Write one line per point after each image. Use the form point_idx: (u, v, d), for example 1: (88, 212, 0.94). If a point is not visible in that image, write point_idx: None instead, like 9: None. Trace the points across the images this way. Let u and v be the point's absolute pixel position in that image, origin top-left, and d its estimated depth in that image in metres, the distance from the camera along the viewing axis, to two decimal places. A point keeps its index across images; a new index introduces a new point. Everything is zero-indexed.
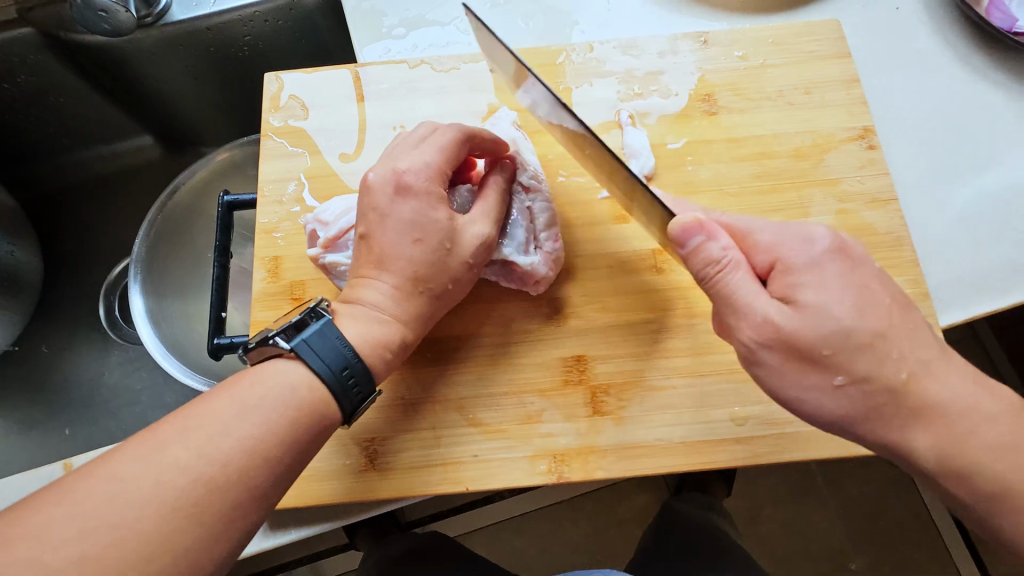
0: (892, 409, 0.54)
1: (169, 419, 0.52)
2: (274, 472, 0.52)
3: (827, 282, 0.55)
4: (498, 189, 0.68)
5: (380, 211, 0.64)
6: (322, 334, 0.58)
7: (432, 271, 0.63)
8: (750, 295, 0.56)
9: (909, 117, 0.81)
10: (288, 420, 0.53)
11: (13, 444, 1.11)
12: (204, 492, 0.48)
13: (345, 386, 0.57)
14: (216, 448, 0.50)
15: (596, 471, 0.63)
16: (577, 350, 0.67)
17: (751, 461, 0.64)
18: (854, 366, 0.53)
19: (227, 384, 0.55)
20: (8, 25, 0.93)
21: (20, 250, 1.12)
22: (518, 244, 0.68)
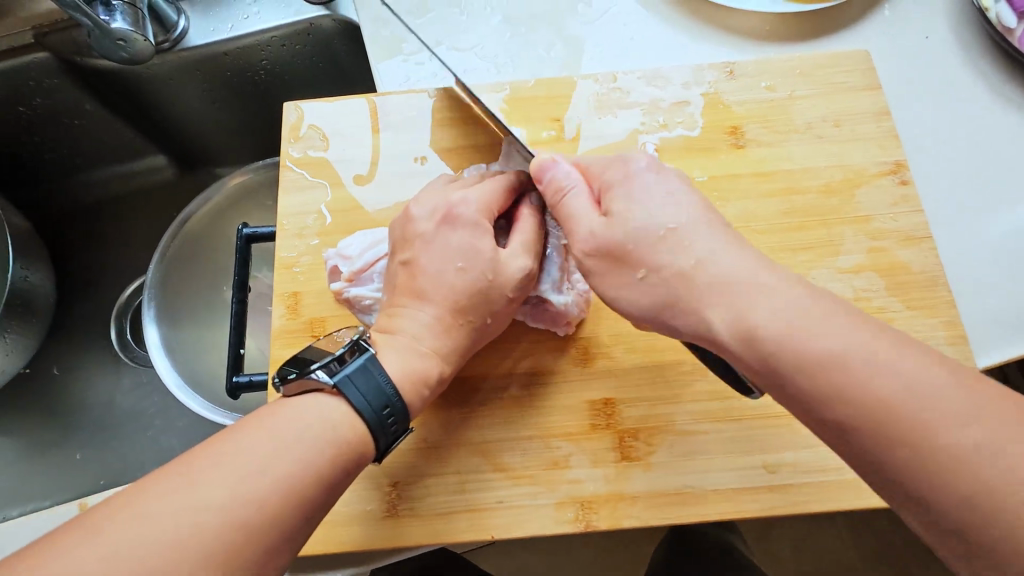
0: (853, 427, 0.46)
1: (198, 453, 0.50)
2: (307, 513, 0.51)
3: (724, 257, 0.54)
4: (534, 225, 0.67)
5: (426, 239, 0.65)
6: (365, 370, 0.57)
7: (473, 302, 0.63)
8: (639, 254, 0.56)
9: (939, 149, 0.79)
10: (325, 457, 0.52)
11: (24, 469, 1.10)
12: (236, 532, 0.46)
13: (384, 425, 0.57)
14: (254, 487, 0.48)
15: (625, 519, 0.62)
16: (604, 392, 0.66)
17: (787, 511, 0.62)
18: (712, 313, 0.52)
19: (262, 417, 0.54)
20: (24, 50, 0.93)
21: (34, 274, 1.11)
22: (552, 283, 0.67)
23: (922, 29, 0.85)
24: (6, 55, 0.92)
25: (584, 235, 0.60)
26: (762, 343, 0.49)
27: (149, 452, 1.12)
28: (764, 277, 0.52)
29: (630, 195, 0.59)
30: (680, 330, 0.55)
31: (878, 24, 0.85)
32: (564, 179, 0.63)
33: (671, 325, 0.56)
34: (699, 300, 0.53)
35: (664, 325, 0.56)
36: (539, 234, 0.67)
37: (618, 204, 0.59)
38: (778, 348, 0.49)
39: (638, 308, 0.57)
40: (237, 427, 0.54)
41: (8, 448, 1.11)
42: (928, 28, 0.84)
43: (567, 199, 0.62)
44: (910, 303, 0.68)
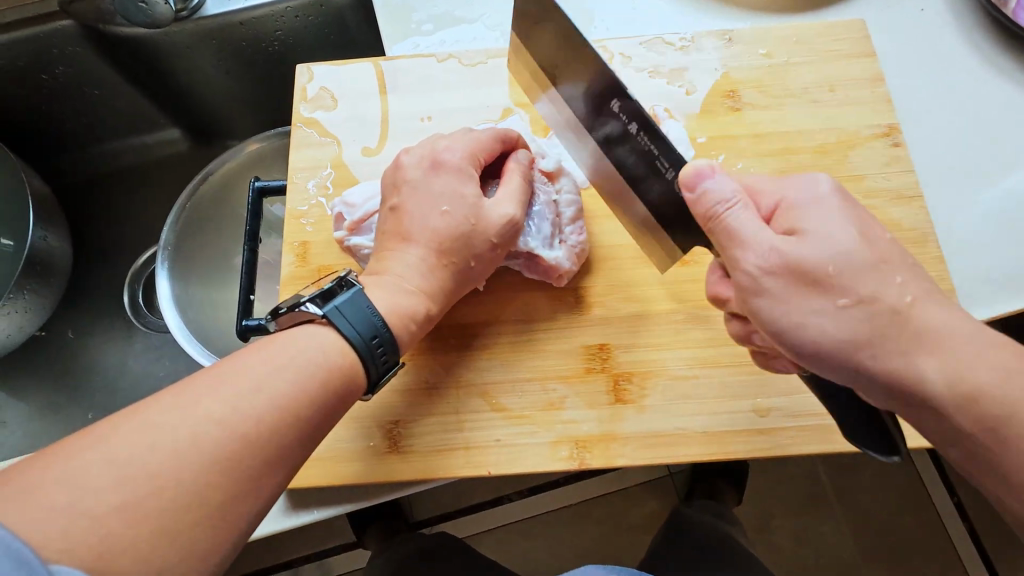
0: (892, 336, 0.50)
1: (198, 376, 0.52)
2: (302, 434, 0.53)
3: (827, 214, 0.54)
4: (520, 174, 0.69)
5: (413, 185, 0.66)
6: (353, 301, 0.59)
7: (455, 245, 0.64)
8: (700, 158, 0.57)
9: (933, 117, 0.81)
10: (319, 380, 0.54)
11: (39, 427, 1.14)
12: (236, 444, 0.48)
13: (373, 354, 0.59)
14: (253, 404, 0.50)
15: (617, 459, 0.64)
16: (599, 338, 0.68)
17: (773, 454, 0.63)
18: (800, 224, 0.54)
19: (258, 345, 0.56)
20: (50, 17, 0.96)
21: (52, 236, 1.14)
22: (542, 238, 0.68)
23: (920, 2, 0.87)
24: (29, 23, 0.96)
25: (761, 248, 0.53)
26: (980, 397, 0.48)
27: None
28: (768, 238, 0.53)
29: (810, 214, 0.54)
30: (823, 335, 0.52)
31: None
32: (720, 193, 0.54)
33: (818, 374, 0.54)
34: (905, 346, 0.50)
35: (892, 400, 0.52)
36: (524, 184, 0.69)
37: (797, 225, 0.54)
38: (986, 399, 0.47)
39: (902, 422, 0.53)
40: (237, 354, 0.55)
41: (23, 407, 1.15)
42: (925, 1, 0.86)
43: (731, 215, 0.54)
44: None
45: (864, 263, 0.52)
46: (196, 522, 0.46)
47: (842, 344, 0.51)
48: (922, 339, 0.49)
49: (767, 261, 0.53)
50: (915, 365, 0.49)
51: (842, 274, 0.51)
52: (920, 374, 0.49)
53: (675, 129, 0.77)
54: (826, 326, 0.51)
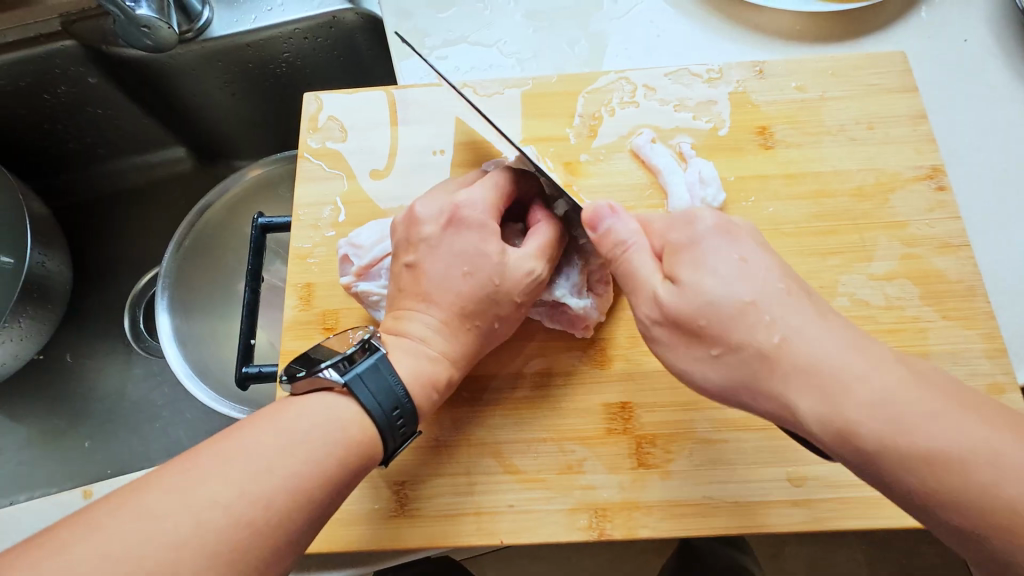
0: (770, 371, 0.49)
1: (203, 449, 0.48)
2: (309, 514, 0.49)
3: (720, 251, 0.54)
4: (549, 227, 0.64)
5: (431, 243, 0.62)
6: (375, 369, 0.55)
7: (480, 308, 0.60)
8: (647, 273, 0.56)
9: (977, 154, 0.76)
10: (333, 457, 0.51)
11: (33, 455, 1.10)
12: (241, 532, 0.45)
13: (393, 426, 0.55)
14: (264, 486, 0.47)
15: (640, 530, 0.59)
16: (621, 396, 0.64)
17: (810, 528, 0.59)
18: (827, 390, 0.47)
19: (267, 415, 0.52)
20: (51, 37, 0.94)
21: (51, 260, 1.11)
22: (569, 287, 0.65)
23: (961, 32, 0.82)
24: (32, 43, 0.93)
25: (648, 300, 0.55)
26: (859, 439, 0.45)
27: (157, 443, 1.11)
28: (698, 271, 0.53)
29: (698, 260, 0.54)
30: (760, 408, 0.52)
31: (914, 25, 0.83)
32: (622, 232, 0.58)
33: (748, 405, 0.52)
34: (788, 381, 0.48)
35: (744, 406, 0.53)
36: (556, 237, 0.64)
37: (689, 271, 0.54)
38: (876, 437, 0.45)
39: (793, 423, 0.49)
40: (245, 424, 0.51)
41: (18, 434, 1.11)
42: (966, 30, 0.82)
43: (630, 255, 0.58)
44: (945, 314, 0.65)
45: (771, 283, 0.52)
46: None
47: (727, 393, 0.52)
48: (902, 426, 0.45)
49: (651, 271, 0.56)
50: (756, 343, 0.50)
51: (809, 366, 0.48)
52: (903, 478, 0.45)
53: (705, 166, 0.71)
54: (722, 288, 0.52)
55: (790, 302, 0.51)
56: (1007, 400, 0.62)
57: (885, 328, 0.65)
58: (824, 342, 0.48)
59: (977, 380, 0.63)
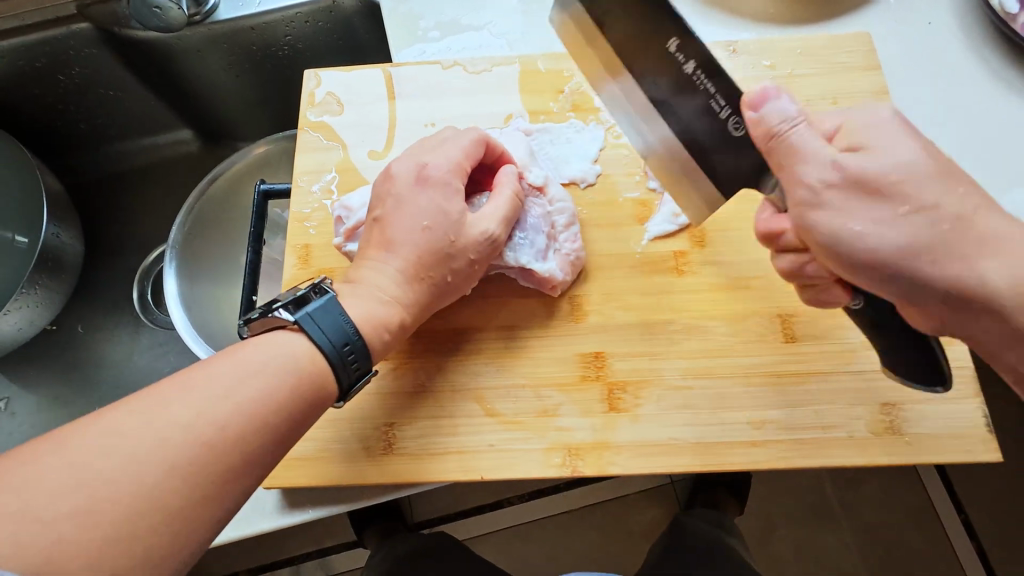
0: (930, 257, 0.52)
1: (167, 380, 0.52)
2: (267, 437, 0.53)
3: (887, 132, 0.56)
4: (511, 193, 0.69)
5: (398, 198, 0.66)
6: (326, 309, 0.60)
7: (434, 260, 0.65)
8: (813, 146, 0.56)
9: (939, 130, 0.80)
10: (288, 386, 0.55)
11: (45, 420, 1.15)
12: (202, 450, 0.49)
13: (344, 361, 0.59)
14: (221, 410, 0.51)
15: (610, 466, 0.64)
16: (595, 346, 0.68)
17: (768, 467, 0.63)
18: (921, 195, 0.53)
19: (227, 352, 0.56)
20: (67, 20, 0.99)
21: (65, 233, 1.17)
22: (536, 251, 0.69)
23: (929, 16, 0.86)
24: (49, 25, 0.99)
25: (811, 188, 0.55)
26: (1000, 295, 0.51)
27: None
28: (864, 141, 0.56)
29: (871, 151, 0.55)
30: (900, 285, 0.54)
31: (884, 9, 0.87)
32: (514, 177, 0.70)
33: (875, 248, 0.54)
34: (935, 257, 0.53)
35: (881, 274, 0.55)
36: (511, 201, 0.69)
37: (858, 161, 0.55)
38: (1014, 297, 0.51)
39: (909, 287, 0.54)
40: (207, 360, 0.55)
41: (31, 398, 1.17)
42: (933, 14, 0.86)
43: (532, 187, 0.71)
44: None
45: (916, 165, 0.54)
46: (171, 522, 0.46)
47: (893, 253, 0.53)
48: (987, 242, 0.52)
49: (818, 166, 0.55)
50: (917, 228, 0.53)
51: (954, 235, 0.52)
52: (980, 274, 0.52)
53: None
54: (881, 212, 0.54)
55: (926, 176, 0.54)
56: (955, 352, 0.66)
57: None
58: (915, 230, 0.53)
59: None
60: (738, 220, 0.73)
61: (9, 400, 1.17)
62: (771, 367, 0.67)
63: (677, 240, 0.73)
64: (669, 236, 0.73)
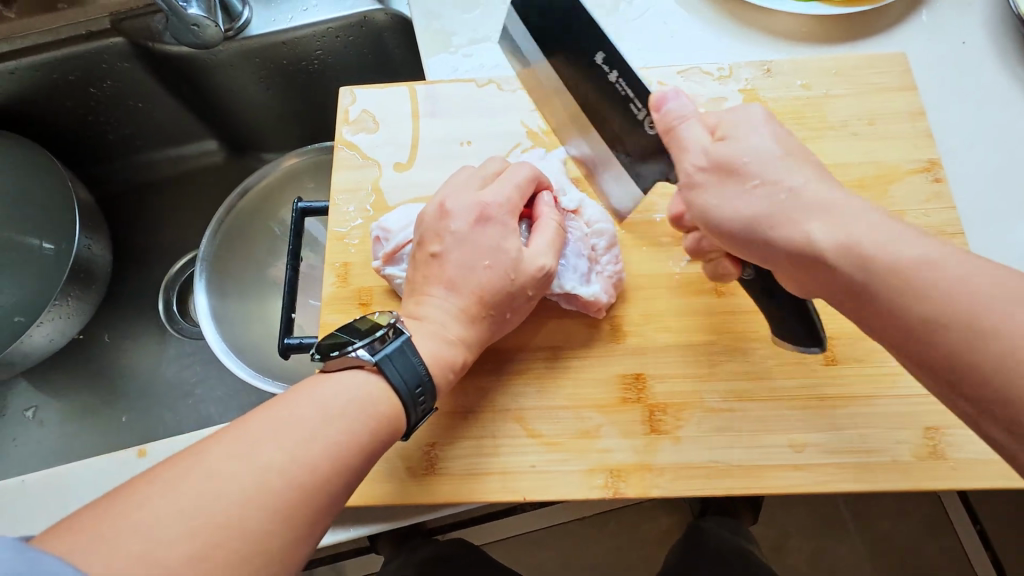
0: (869, 275, 0.50)
1: (255, 415, 0.53)
2: (348, 482, 0.54)
3: (838, 180, 0.55)
4: (554, 222, 0.70)
5: (457, 235, 0.66)
6: (402, 350, 0.60)
7: (497, 298, 0.65)
8: (761, 182, 0.57)
9: (974, 149, 0.80)
10: (370, 428, 0.56)
11: (73, 428, 1.16)
12: (290, 493, 0.49)
13: (416, 402, 0.60)
14: (310, 451, 0.51)
15: (653, 489, 0.64)
16: (635, 367, 0.69)
17: (810, 490, 0.63)
18: (844, 233, 0.52)
19: (309, 387, 0.57)
20: (101, 34, 1.00)
21: (96, 244, 1.18)
22: (580, 275, 0.70)
23: (960, 34, 0.86)
24: (81, 40, 1.00)
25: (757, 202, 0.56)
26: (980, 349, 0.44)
27: (189, 419, 1.17)
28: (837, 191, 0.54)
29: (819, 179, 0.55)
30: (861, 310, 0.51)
31: (914, 27, 0.87)
32: (678, 113, 0.62)
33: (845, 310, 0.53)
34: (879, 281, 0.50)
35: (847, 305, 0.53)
36: (559, 234, 0.70)
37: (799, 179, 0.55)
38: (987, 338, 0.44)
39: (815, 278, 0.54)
40: (289, 394, 0.56)
41: (59, 407, 1.18)
42: (964, 33, 0.86)
43: (678, 131, 0.62)
44: None
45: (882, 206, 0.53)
46: (253, 566, 0.46)
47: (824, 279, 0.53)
48: (841, 239, 0.52)
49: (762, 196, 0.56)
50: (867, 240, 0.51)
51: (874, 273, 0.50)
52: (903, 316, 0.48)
53: None
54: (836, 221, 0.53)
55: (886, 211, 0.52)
56: None
57: None
58: (836, 268, 0.52)
59: None
60: None
61: (37, 409, 1.18)
62: (814, 390, 0.67)
63: None
64: None
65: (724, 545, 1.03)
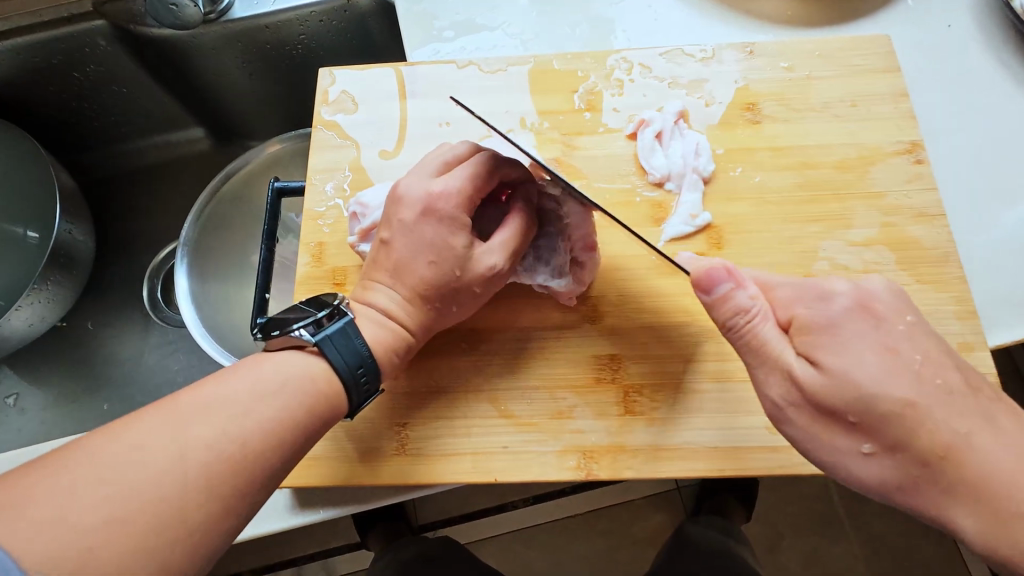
0: (927, 482, 0.50)
1: (187, 390, 0.53)
2: (281, 457, 0.53)
3: (858, 340, 0.54)
4: (517, 218, 0.67)
5: (405, 224, 0.65)
6: (344, 332, 0.60)
7: (440, 292, 0.64)
8: (778, 347, 0.56)
9: (959, 133, 0.79)
10: (305, 405, 0.56)
11: (54, 415, 1.15)
12: (219, 468, 0.49)
13: (358, 383, 0.60)
14: (239, 427, 0.51)
15: (625, 471, 0.63)
16: (610, 348, 0.68)
17: (786, 473, 0.62)
18: (884, 434, 0.51)
19: (245, 365, 0.57)
20: (83, 17, 0.99)
21: (77, 229, 1.16)
22: (544, 266, 0.68)
23: (947, 19, 0.86)
24: (62, 23, 0.99)
25: (783, 386, 0.55)
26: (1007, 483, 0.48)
27: None
28: (869, 360, 0.52)
29: (841, 343, 0.53)
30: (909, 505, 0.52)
31: (901, 11, 0.86)
32: None
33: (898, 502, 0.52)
34: (906, 415, 0.51)
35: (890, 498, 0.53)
36: (521, 228, 0.67)
37: (827, 353, 0.53)
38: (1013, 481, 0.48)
39: (879, 480, 0.52)
40: (222, 371, 0.56)
41: (40, 395, 1.17)
42: (951, 17, 0.85)
43: None
44: (920, 278, 0.69)
45: (929, 402, 0.51)
46: (179, 537, 0.45)
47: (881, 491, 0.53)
48: (941, 419, 0.50)
49: (793, 363, 0.55)
50: (916, 435, 0.50)
51: (924, 480, 0.50)
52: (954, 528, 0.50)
53: (700, 139, 0.76)
54: (867, 355, 0.52)
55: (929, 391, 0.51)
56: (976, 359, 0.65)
57: None
58: (884, 471, 0.52)
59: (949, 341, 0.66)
60: (756, 223, 0.72)
61: (19, 396, 1.17)
62: None
63: (693, 242, 0.72)
64: (685, 238, 0.73)
65: (712, 546, 1.03)
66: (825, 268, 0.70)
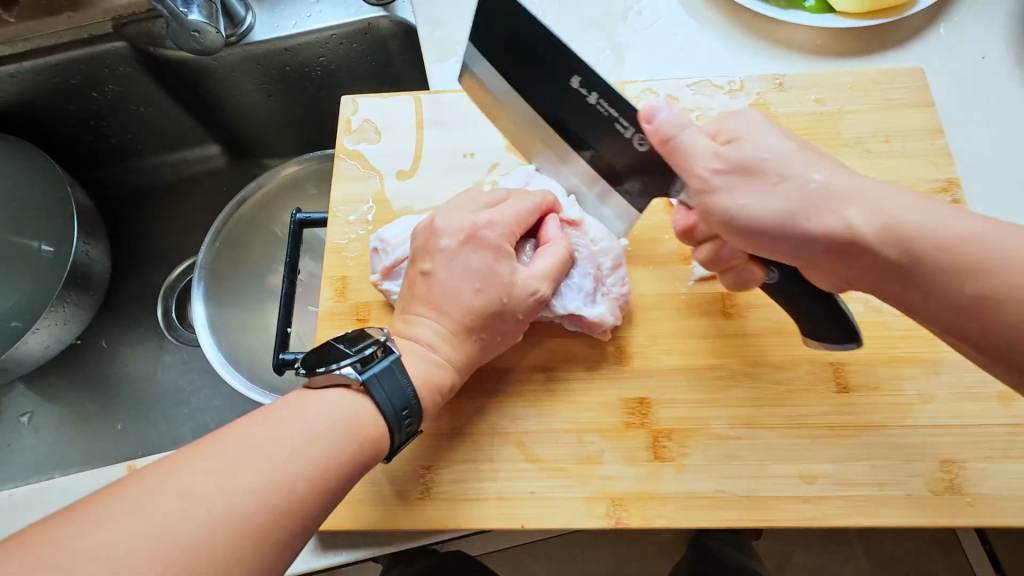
0: (891, 272, 0.51)
1: (229, 430, 0.52)
2: (321, 505, 0.52)
3: (785, 144, 0.56)
4: (557, 248, 0.67)
5: (448, 255, 0.65)
6: (390, 371, 0.59)
7: (485, 322, 0.64)
8: (709, 162, 0.58)
9: (992, 169, 0.78)
10: (349, 451, 0.54)
11: (68, 434, 1.15)
12: (262, 516, 0.48)
13: (401, 424, 0.59)
14: (284, 473, 0.50)
15: (656, 519, 0.61)
16: (639, 392, 0.66)
17: (821, 524, 0.61)
18: (824, 220, 0.53)
19: (289, 403, 0.56)
20: (103, 38, 0.99)
21: (95, 250, 1.17)
22: (584, 296, 0.67)
23: (981, 49, 0.84)
24: (83, 44, 0.99)
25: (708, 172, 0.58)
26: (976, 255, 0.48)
27: (185, 428, 1.16)
28: (840, 165, 0.54)
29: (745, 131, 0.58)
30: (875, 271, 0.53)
31: (932, 41, 0.85)
32: None
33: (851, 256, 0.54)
34: (827, 210, 0.53)
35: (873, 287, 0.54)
36: (563, 259, 0.67)
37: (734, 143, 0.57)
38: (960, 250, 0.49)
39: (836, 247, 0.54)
40: (266, 409, 0.55)
41: (55, 414, 1.16)
42: (985, 47, 0.84)
43: None
44: None
45: (865, 185, 0.52)
46: None
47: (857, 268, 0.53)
48: (863, 199, 0.52)
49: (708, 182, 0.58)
50: (835, 216, 0.52)
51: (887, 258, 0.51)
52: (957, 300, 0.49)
53: None
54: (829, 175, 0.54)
55: (880, 184, 0.53)
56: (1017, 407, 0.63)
57: (899, 334, 0.67)
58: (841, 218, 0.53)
59: (987, 388, 0.64)
60: None
61: (33, 415, 1.16)
62: (825, 419, 0.64)
63: None
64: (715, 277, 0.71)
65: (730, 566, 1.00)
66: (859, 310, 0.69)
